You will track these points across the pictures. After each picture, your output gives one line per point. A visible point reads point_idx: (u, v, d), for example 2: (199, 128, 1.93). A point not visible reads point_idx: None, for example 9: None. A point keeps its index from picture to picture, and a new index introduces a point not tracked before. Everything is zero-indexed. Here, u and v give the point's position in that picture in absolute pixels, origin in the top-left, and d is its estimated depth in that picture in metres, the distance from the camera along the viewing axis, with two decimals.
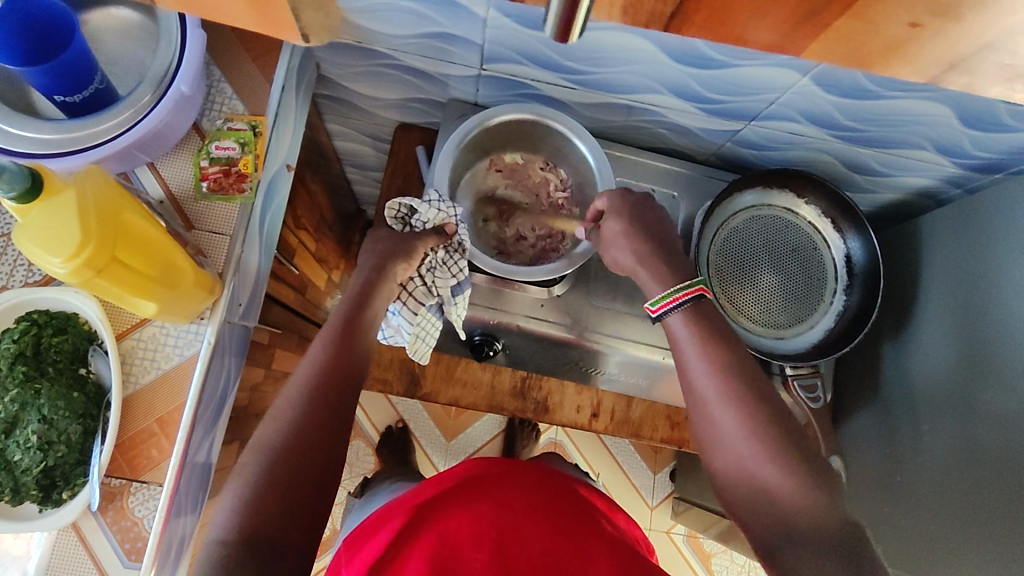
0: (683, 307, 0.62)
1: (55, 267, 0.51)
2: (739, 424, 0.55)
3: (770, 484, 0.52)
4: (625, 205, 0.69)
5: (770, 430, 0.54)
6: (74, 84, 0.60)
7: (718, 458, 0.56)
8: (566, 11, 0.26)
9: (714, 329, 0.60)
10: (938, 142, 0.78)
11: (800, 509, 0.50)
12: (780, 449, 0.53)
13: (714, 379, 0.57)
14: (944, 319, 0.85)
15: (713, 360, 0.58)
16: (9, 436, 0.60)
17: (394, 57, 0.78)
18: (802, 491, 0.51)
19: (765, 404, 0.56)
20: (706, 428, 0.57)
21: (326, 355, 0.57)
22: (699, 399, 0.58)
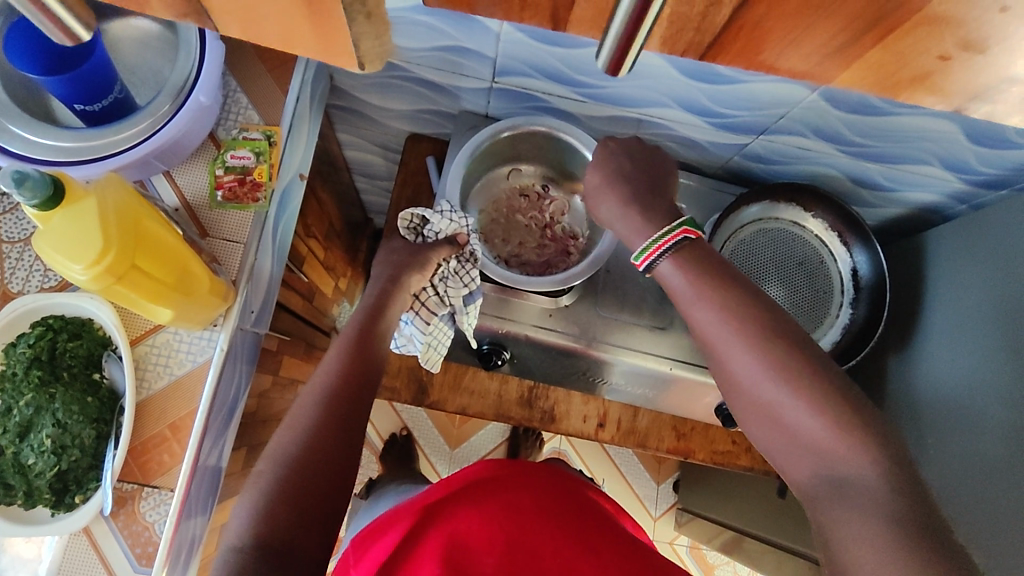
0: (671, 254, 0.59)
1: (76, 274, 0.52)
2: (759, 365, 0.53)
3: (809, 437, 0.50)
4: (611, 157, 0.66)
5: (793, 361, 0.52)
6: (93, 94, 0.61)
7: (754, 420, 0.54)
8: (620, 46, 0.27)
9: (709, 267, 0.58)
10: (944, 157, 0.79)
11: (842, 457, 0.49)
12: (807, 381, 0.51)
13: (723, 324, 0.55)
14: (949, 333, 0.85)
15: (726, 314, 0.55)
16: (23, 439, 0.60)
17: (407, 69, 0.79)
18: (842, 431, 0.49)
19: (783, 334, 0.53)
20: (729, 375, 0.55)
21: (340, 365, 0.57)
22: (714, 345, 0.56)
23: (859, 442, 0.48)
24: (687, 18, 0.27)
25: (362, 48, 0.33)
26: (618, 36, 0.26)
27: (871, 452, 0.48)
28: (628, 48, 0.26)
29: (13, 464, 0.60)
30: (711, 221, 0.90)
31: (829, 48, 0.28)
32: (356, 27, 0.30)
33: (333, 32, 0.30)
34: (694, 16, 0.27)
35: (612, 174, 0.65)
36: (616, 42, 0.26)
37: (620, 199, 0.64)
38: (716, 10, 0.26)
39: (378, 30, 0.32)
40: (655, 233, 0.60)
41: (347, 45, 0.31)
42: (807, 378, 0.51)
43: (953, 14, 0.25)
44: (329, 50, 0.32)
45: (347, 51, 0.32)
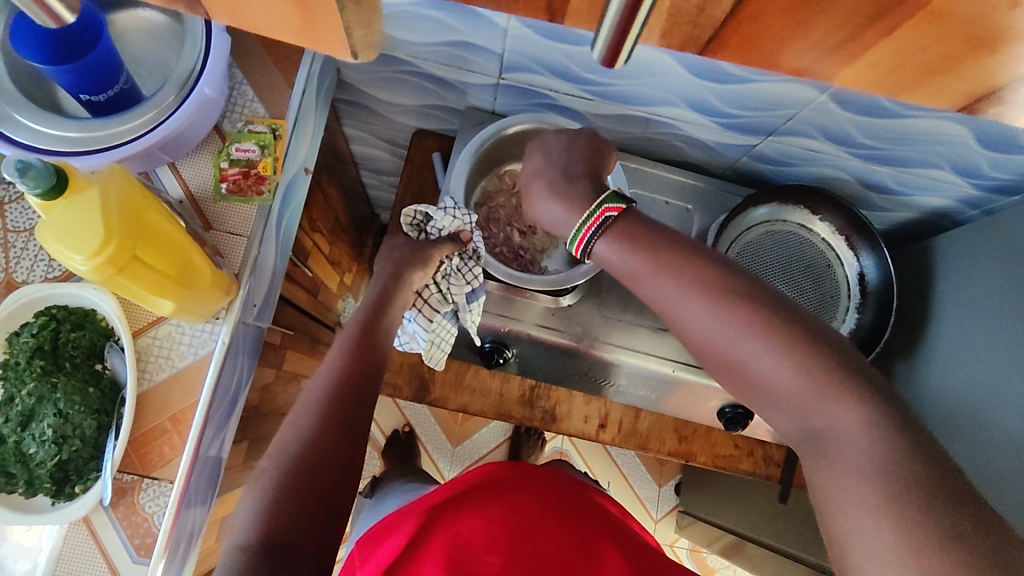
0: (603, 231, 0.59)
1: (78, 265, 0.52)
2: (717, 321, 0.52)
3: (783, 388, 0.49)
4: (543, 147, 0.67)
5: (750, 312, 0.51)
6: (99, 84, 0.61)
7: (727, 377, 0.53)
8: (615, 35, 0.25)
9: (647, 237, 0.57)
10: (956, 162, 0.78)
11: (819, 407, 0.48)
12: (768, 330, 0.50)
13: (678, 288, 0.54)
14: (958, 341, 0.84)
15: (676, 279, 0.54)
16: (25, 428, 0.61)
17: (414, 64, 0.79)
18: (812, 380, 0.48)
19: (740, 288, 0.52)
20: (690, 338, 0.54)
21: (343, 361, 0.57)
22: (669, 310, 0.55)
23: (838, 385, 0.47)
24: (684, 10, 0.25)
25: (355, 39, 0.30)
26: (611, 29, 0.24)
27: (859, 401, 0.47)
28: (621, 41, 0.25)
29: (14, 452, 0.60)
30: (717, 223, 0.89)
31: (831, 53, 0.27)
32: (343, 15, 0.27)
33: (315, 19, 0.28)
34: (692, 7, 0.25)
35: (542, 162, 0.65)
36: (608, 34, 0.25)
37: (546, 186, 0.63)
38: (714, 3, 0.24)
39: (372, 22, 0.29)
40: (582, 217, 0.60)
41: (336, 33, 0.29)
42: (765, 327, 0.50)
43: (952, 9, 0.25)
44: (318, 36, 0.29)
45: (337, 41, 0.30)
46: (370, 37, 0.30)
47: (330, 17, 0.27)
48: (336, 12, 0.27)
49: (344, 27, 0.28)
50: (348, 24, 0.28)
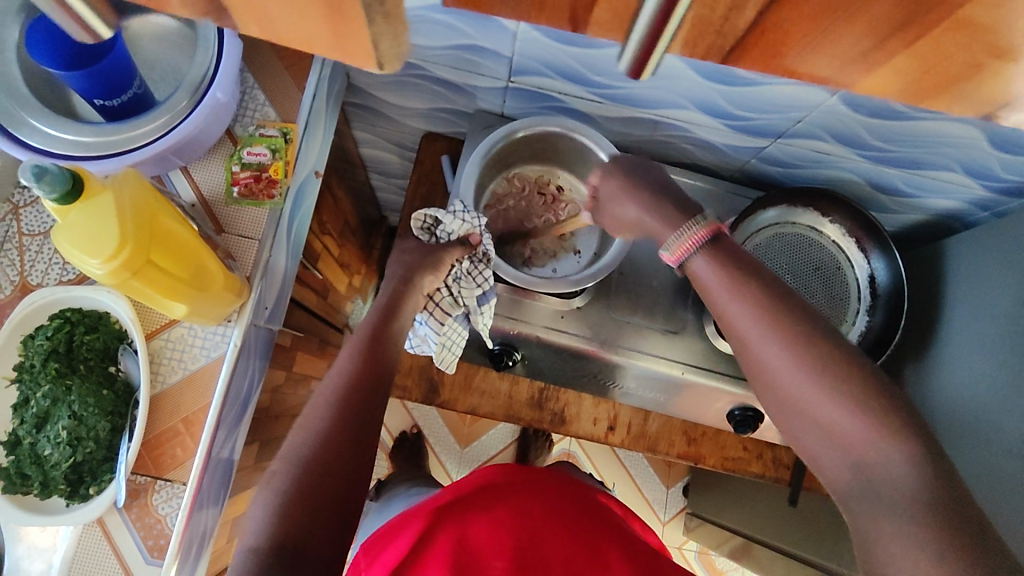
0: (701, 247, 0.56)
1: (93, 268, 0.52)
2: (790, 355, 0.49)
3: (850, 437, 0.47)
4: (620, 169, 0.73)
5: (827, 352, 0.49)
6: (114, 89, 0.61)
7: (783, 415, 0.51)
8: (642, 53, 0.25)
9: (738, 258, 0.55)
10: (967, 164, 0.78)
11: (885, 459, 0.45)
12: (841, 376, 0.48)
13: (756, 316, 0.52)
14: (968, 343, 0.83)
15: (757, 309, 0.52)
16: (40, 430, 0.62)
17: (423, 67, 0.79)
18: (883, 432, 0.46)
19: (820, 329, 0.50)
20: (755, 367, 0.52)
21: (354, 364, 0.58)
22: (739, 334, 0.53)
23: (857, 391, 0.47)
24: (709, 22, 0.23)
25: (382, 51, 0.28)
26: (638, 47, 0.24)
27: (928, 462, 0.45)
28: (648, 59, 0.25)
29: (30, 454, 0.62)
30: (727, 225, 0.89)
31: None
32: (373, 26, 0.25)
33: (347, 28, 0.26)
34: (717, 18, 0.23)
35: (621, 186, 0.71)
36: (635, 51, 0.25)
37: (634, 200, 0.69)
38: (739, 13, 0.23)
39: (400, 33, 0.27)
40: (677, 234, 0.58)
41: (365, 46, 0.27)
42: (843, 374, 0.48)
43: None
44: (344, 48, 0.28)
45: (363, 48, 0.27)
46: (397, 48, 0.28)
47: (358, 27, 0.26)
48: (366, 24, 0.25)
49: (372, 38, 0.26)
50: (375, 34, 0.26)
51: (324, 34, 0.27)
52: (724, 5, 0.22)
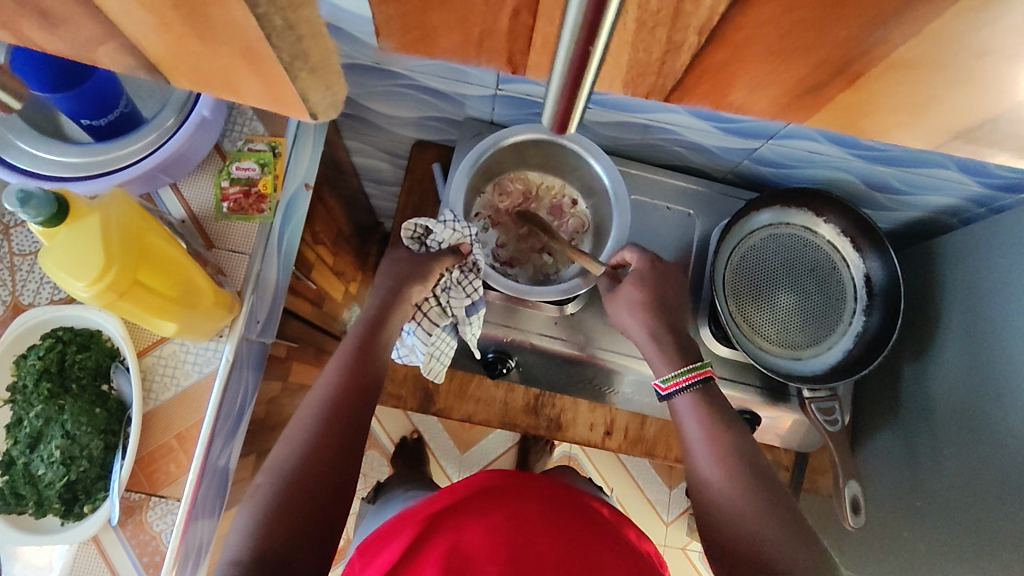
0: (692, 388, 0.68)
1: (79, 291, 0.53)
2: (737, 492, 0.60)
3: (762, 541, 0.56)
4: (649, 271, 0.73)
5: (755, 477, 0.61)
6: (99, 109, 0.62)
7: (713, 522, 0.60)
8: (565, 103, 0.27)
9: (718, 408, 0.67)
10: (961, 161, 0.77)
11: (787, 552, 0.55)
12: (763, 500, 0.59)
13: (709, 442, 0.64)
14: (965, 343, 0.83)
15: (713, 436, 0.64)
16: (33, 450, 0.62)
17: (411, 77, 0.79)
18: (790, 540, 0.56)
19: (757, 467, 0.62)
20: (707, 498, 0.62)
21: (340, 376, 0.58)
22: (700, 467, 0.64)
23: None
24: (647, 64, 0.27)
25: (314, 101, 0.30)
26: (557, 99, 0.27)
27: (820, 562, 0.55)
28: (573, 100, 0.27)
29: (24, 474, 0.62)
30: (719, 227, 0.88)
31: (820, 76, 0.27)
32: (296, 81, 0.28)
33: (272, 82, 0.29)
34: (654, 62, 0.27)
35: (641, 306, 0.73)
36: (557, 98, 0.27)
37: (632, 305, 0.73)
38: (673, 58, 0.26)
39: (330, 84, 0.29)
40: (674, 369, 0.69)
41: (293, 95, 0.29)
42: (764, 499, 0.59)
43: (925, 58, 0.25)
44: (280, 98, 0.30)
45: (293, 101, 0.30)
46: (330, 98, 0.31)
47: (282, 84, 0.28)
48: (289, 79, 0.28)
49: (299, 91, 0.29)
50: (303, 88, 0.29)
51: (258, 88, 0.30)
52: (659, 51, 0.26)
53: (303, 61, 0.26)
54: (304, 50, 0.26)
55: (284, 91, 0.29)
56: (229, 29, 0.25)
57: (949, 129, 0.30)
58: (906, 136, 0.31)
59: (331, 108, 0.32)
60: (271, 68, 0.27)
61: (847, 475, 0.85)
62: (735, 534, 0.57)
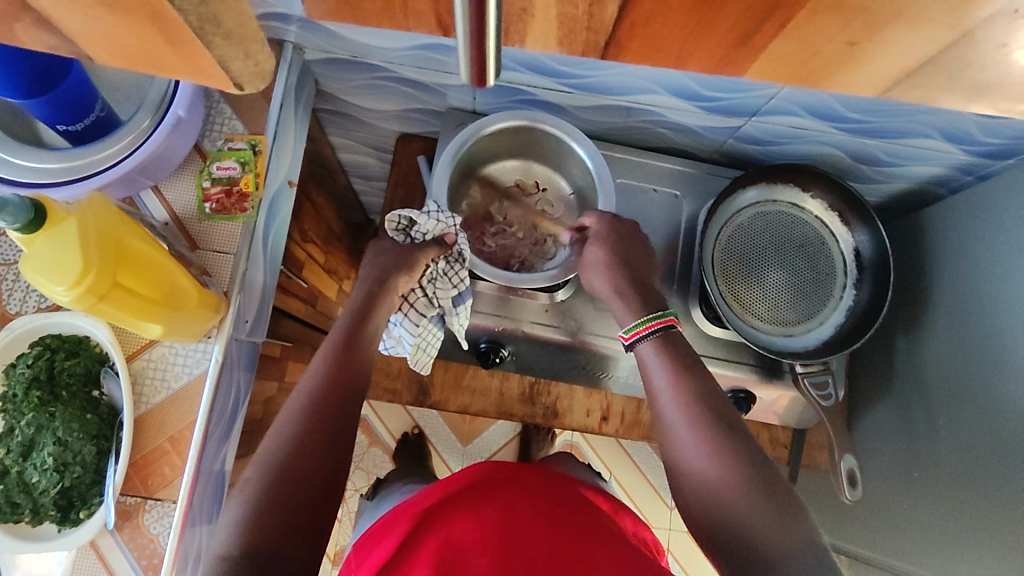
0: (655, 335, 0.64)
1: (59, 295, 0.52)
2: (701, 445, 0.56)
3: (731, 502, 0.52)
4: (610, 233, 0.72)
5: (719, 431, 0.56)
6: (74, 113, 0.61)
7: (683, 481, 0.56)
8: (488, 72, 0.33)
9: (682, 355, 0.63)
10: (946, 130, 0.76)
11: (755, 511, 0.51)
12: (729, 455, 0.55)
13: (671, 395, 0.60)
14: (956, 310, 0.83)
15: (676, 387, 0.60)
16: (27, 458, 0.61)
17: (390, 69, 0.79)
18: (758, 498, 0.52)
19: (720, 415, 0.58)
20: (674, 454, 0.58)
21: (327, 369, 0.57)
22: (665, 419, 0.60)
23: None
24: (576, 18, 0.30)
25: (237, 70, 0.34)
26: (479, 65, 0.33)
27: (789, 518, 0.51)
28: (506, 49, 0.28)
29: (17, 483, 0.61)
30: (707, 207, 0.88)
31: None
32: (212, 47, 0.31)
33: (190, 53, 0.31)
34: (583, 15, 0.30)
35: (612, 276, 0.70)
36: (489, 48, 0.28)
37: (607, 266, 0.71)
38: (600, 10, 0.29)
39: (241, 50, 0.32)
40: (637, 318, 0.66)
41: (213, 63, 0.32)
42: (728, 452, 0.55)
43: (855, 2, 0.26)
44: (198, 71, 0.34)
45: (214, 70, 0.33)
46: (250, 66, 0.35)
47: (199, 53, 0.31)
48: (205, 46, 0.31)
49: (220, 59, 0.32)
50: (222, 56, 0.32)
51: (179, 64, 0.33)
52: (585, 3, 0.29)
53: (214, 25, 0.29)
54: (212, 11, 0.29)
55: (205, 61, 0.32)
56: (135, 4, 0.28)
57: (894, 75, 0.30)
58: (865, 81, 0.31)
59: (255, 76, 0.36)
60: (188, 39, 0.30)
61: (843, 449, 0.85)
62: (705, 495, 0.54)
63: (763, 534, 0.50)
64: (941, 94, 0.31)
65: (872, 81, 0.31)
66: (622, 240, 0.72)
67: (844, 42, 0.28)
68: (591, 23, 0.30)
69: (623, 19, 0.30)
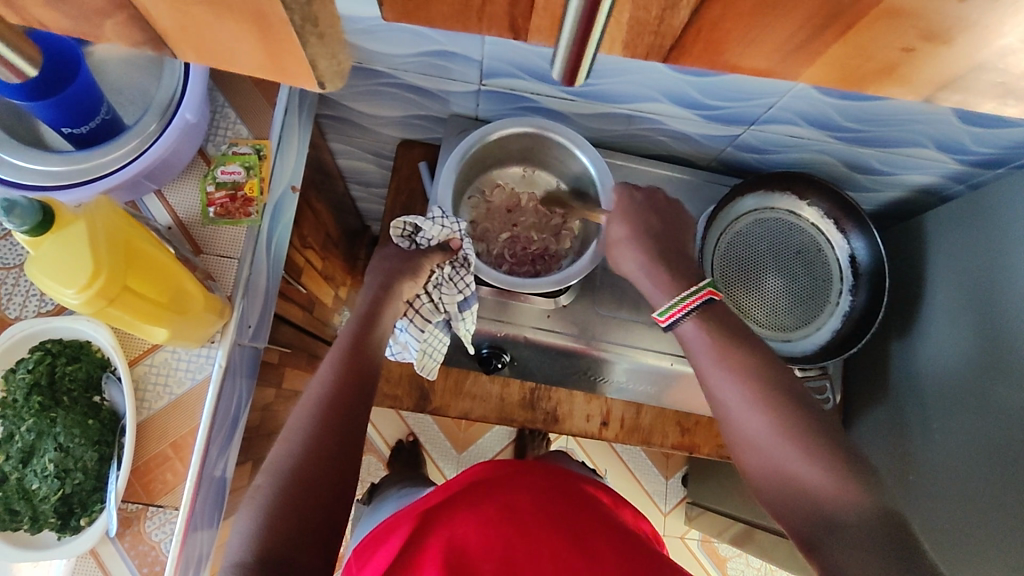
0: (694, 314, 0.60)
1: (68, 298, 0.52)
2: (763, 420, 0.54)
3: (806, 480, 0.51)
4: (628, 208, 0.69)
5: (783, 406, 0.54)
6: (81, 116, 0.61)
7: (746, 454, 0.55)
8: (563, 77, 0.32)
9: (726, 323, 0.60)
10: (938, 139, 0.78)
11: (834, 496, 0.49)
12: (797, 433, 0.52)
13: (728, 372, 0.57)
14: (951, 315, 0.84)
15: (731, 361, 0.57)
16: (27, 464, 0.60)
17: (395, 75, 0.79)
18: (831, 474, 0.50)
19: (782, 389, 0.55)
20: (733, 429, 0.56)
21: (335, 373, 0.58)
22: (719, 395, 0.57)
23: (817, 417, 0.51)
24: (646, 22, 0.29)
25: (321, 69, 0.31)
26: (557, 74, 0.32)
27: (865, 491, 0.49)
28: (580, 54, 0.29)
29: (17, 490, 0.60)
30: (705, 215, 0.89)
31: (803, 18, 0.28)
32: (307, 47, 0.29)
33: (283, 51, 0.29)
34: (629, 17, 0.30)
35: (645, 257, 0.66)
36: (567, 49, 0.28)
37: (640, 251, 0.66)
38: (671, 14, 0.28)
39: (336, 52, 0.30)
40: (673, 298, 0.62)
41: (301, 62, 0.30)
42: (797, 426, 0.53)
43: (902, 5, 0.26)
44: (284, 69, 0.31)
45: (302, 67, 0.31)
46: (337, 66, 0.32)
47: (292, 49, 0.29)
48: (300, 44, 0.28)
49: (310, 58, 0.30)
50: (313, 55, 0.30)
51: (262, 58, 0.30)
52: (658, 7, 0.28)
53: (314, 24, 0.27)
54: (314, 12, 0.27)
55: (294, 58, 0.30)
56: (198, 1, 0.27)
57: (920, 78, 0.31)
58: (881, 92, 0.32)
59: (337, 76, 0.33)
60: (281, 35, 0.28)
61: None
62: (778, 472, 0.52)
63: (840, 512, 0.48)
64: (967, 98, 0.32)
65: (899, 85, 0.31)
66: (638, 211, 0.68)
67: (876, 42, 0.28)
68: (660, 27, 0.29)
69: (689, 22, 0.29)
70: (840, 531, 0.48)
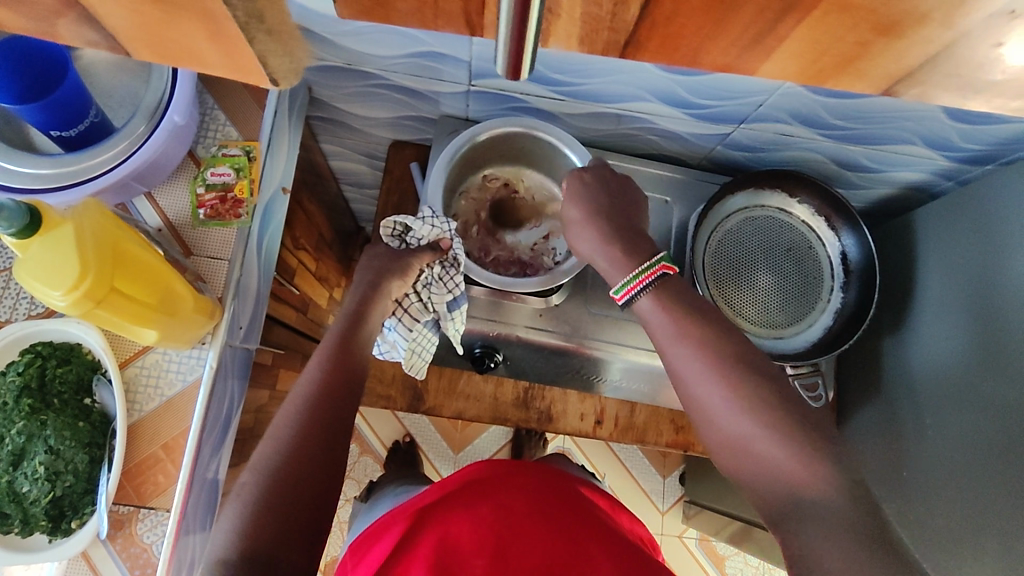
0: (649, 288, 0.61)
1: (55, 301, 0.52)
2: (731, 404, 0.53)
3: (777, 463, 0.50)
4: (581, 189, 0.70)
5: (750, 388, 0.53)
6: (69, 118, 0.61)
7: (716, 437, 0.54)
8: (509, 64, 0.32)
9: (685, 304, 0.60)
10: (926, 135, 0.78)
11: (806, 479, 0.49)
12: (766, 415, 0.52)
13: (696, 355, 0.56)
14: (941, 311, 0.84)
15: (697, 345, 0.56)
16: (17, 467, 0.59)
17: (384, 76, 0.79)
18: (800, 456, 0.49)
19: (748, 369, 0.55)
20: (703, 414, 0.55)
21: (322, 372, 0.58)
22: (685, 378, 0.56)
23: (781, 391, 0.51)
24: (599, 17, 0.29)
25: (274, 67, 0.32)
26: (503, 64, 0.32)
27: (836, 473, 0.48)
28: (522, 49, 0.29)
29: (7, 492, 0.59)
30: (696, 212, 0.89)
31: (771, 12, 0.28)
32: (255, 44, 0.29)
33: (234, 49, 0.30)
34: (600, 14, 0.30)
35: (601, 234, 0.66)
36: (508, 44, 0.29)
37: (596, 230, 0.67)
38: (624, 9, 0.28)
39: (286, 48, 0.30)
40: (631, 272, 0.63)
41: (254, 61, 0.30)
42: (767, 408, 0.52)
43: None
44: (238, 68, 0.31)
45: (256, 67, 0.31)
46: (289, 63, 0.32)
47: (243, 48, 0.29)
48: (247, 42, 0.29)
49: (261, 56, 0.30)
50: (263, 52, 0.30)
51: (214, 57, 0.31)
52: (610, 3, 0.28)
53: (260, 20, 0.28)
54: (259, 8, 0.27)
55: (247, 57, 0.30)
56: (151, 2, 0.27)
57: (888, 74, 0.31)
58: (850, 88, 0.32)
59: (290, 74, 0.33)
60: (229, 33, 0.28)
61: None
62: (749, 455, 0.52)
63: (812, 494, 0.48)
64: (933, 93, 0.32)
65: (868, 81, 0.32)
66: (593, 189, 0.70)
67: (841, 37, 0.29)
68: (614, 23, 0.29)
69: (646, 18, 0.29)
70: (811, 512, 0.47)
